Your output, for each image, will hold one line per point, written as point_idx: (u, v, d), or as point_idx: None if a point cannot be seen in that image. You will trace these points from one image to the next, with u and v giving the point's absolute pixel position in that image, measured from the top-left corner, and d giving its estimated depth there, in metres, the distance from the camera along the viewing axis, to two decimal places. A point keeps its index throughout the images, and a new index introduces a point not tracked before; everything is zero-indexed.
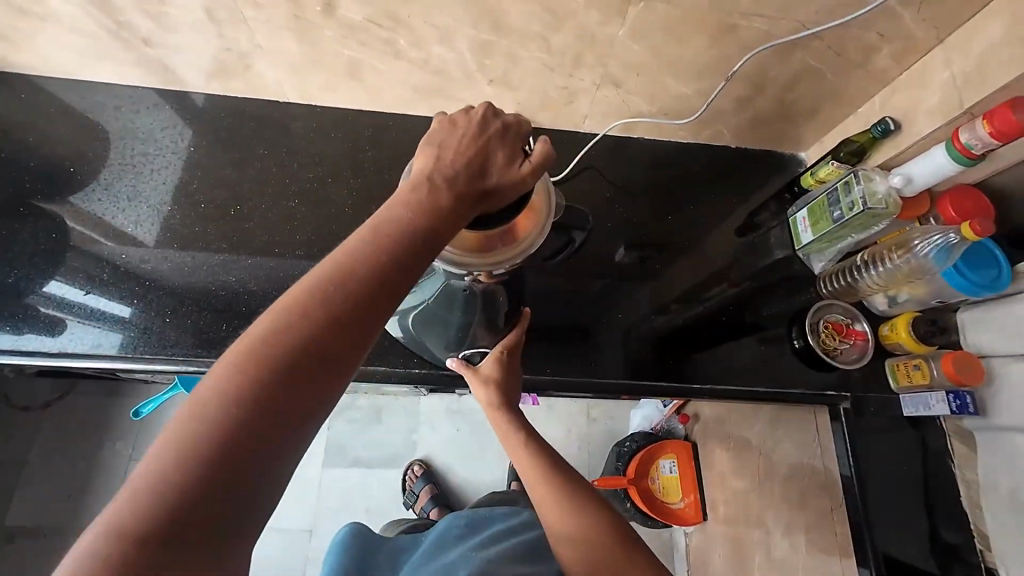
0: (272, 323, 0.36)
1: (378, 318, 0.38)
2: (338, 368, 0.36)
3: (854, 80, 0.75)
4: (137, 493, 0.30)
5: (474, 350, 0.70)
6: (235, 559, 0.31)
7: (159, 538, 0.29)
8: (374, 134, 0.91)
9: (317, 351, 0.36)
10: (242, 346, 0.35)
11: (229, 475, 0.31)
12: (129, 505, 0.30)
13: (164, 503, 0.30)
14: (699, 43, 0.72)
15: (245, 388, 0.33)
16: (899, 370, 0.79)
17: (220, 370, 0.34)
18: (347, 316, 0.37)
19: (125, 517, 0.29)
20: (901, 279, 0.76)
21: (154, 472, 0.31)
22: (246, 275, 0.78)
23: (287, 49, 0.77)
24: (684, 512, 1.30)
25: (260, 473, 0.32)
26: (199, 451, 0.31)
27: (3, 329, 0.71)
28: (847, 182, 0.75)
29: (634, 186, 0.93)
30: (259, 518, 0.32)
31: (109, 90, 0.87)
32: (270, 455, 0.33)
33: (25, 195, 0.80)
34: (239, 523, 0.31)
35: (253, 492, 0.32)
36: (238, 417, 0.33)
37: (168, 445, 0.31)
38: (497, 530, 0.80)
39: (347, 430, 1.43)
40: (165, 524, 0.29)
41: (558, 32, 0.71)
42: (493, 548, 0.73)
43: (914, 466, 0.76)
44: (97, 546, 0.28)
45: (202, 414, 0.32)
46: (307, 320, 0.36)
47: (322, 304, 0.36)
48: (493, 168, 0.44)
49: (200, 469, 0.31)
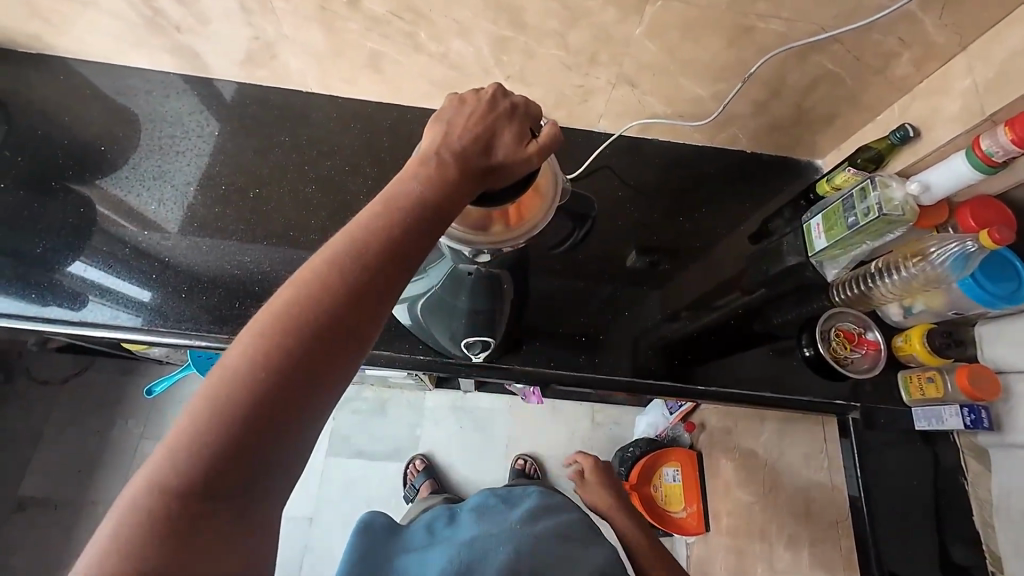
0: (294, 292, 0.36)
1: (393, 290, 0.39)
2: (356, 338, 0.37)
3: (872, 86, 0.75)
4: (172, 452, 0.31)
5: (474, 338, 0.70)
6: (265, 516, 0.33)
7: (198, 494, 0.31)
8: (392, 126, 0.92)
9: (337, 320, 0.36)
10: (266, 314, 0.36)
11: (258, 436, 0.32)
12: (165, 463, 0.31)
13: (199, 462, 0.31)
14: (715, 44, 0.72)
15: (270, 355, 0.34)
16: (912, 382, 0.77)
17: (245, 338, 0.35)
18: (365, 289, 0.37)
19: (163, 474, 0.31)
20: (918, 288, 0.75)
21: (187, 434, 0.32)
22: (260, 257, 0.80)
23: (312, 40, 0.79)
24: (686, 522, 1.28)
25: (286, 438, 0.33)
26: (228, 415, 0.32)
27: (28, 297, 0.74)
28: (864, 188, 0.74)
29: (648, 187, 0.93)
30: (287, 481, 0.34)
31: (143, 75, 0.91)
32: (295, 420, 0.34)
33: (58, 171, 0.84)
34: (268, 485, 0.33)
35: (280, 456, 0.33)
36: (262, 383, 0.33)
37: (198, 408, 0.32)
38: (536, 506, 0.82)
39: (353, 421, 1.44)
40: (201, 481, 0.31)
41: (575, 30, 0.72)
42: (539, 524, 0.77)
43: (924, 482, 0.74)
44: (140, 499, 0.30)
45: (229, 379, 0.33)
46: (326, 290, 0.36)
47: (341, 276, 0.37)
48: (499, 145, 0.45)
49: (230, 432, 0.32)
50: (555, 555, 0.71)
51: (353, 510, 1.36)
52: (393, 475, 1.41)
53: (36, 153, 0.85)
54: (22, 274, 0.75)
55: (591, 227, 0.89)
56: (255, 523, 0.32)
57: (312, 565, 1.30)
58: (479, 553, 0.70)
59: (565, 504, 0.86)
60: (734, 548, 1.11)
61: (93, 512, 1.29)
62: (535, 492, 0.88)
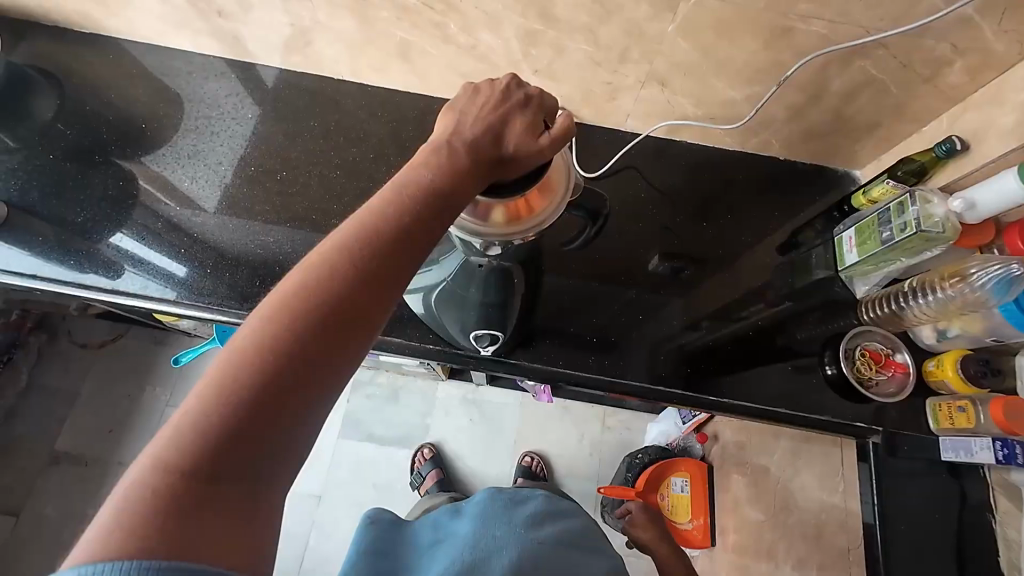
0: (304, 276, 0.37)
1: (403, 278, 0.39)
2: (364, 324, 0.37)
3: (919, 95, 0.71)
4: (180, 432, 0.31)
5: (483, 331, 0.70)
6: (271, 498, 0.33)
7: (205, 475, 0.31)
8: (419, 116, 0.93)
9: (346, 306, 0.36)
10: (276, 298, 0.36)
11: (267, 418, 0.33)
12: (173, 442, 0.31)
13: (206, 442, 0.31)
14: (751, 44, 0.70)
15: (279, 337, 0.34)
16: (941, 410, 0.73)
17: (254, 320, 0.35)
18: (374, 275, 0.38)
19: (171, 453, 0.31)
20: (953, 310, 0.71)
21: (195, 415, 0.32)
22: (283, 238, 0.82)
23: (345, 27, 0.81)
24: (692, 535, 1.24)
25: (294, 420, 0.34)
26: (236, 395, 0.32)
27: (68, 262, 0.78)
28: (902, 202, 0.70)
29: (673, 189, 0.91)
30: (294, 464, 0.34)
31: (185, 56, 0.94)
32: (304, 404, 0.34)
33: (103, 144, 0.88)
34: (276, 467, 0.33)
35: (288, 439, 0.33)
36: (271, 365, 0.33)
37: (207, 389, 0.33)
38: (543, 510, 0.80)
39: (365, 405, 1.47)
40: (208, 462, 0.31)
41: (606, 25, 0.71)
42: (543, 530, 0.75)
43: (947, 516, 0.71)
44: (146, 478, 0.30)
45: (236, 360, 0.33)
46: (336, 274, 0.37)
47: (351, 261, 0.37)
48: (510, 136, 0.45)
49: (237, 413, 0.32)
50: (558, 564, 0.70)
51: (361, 492, 1.39)
52: (400, 461, 1.43)
53: (85, 127, 0.89)
54: (65, 240, 0.80)
55: (603, 225, 0.87)
56: (261, 504, 0.32)
57: (317, 542, 1.33)
58: (482, 555, 0.69)
59: (569, 510, 0.84)
60: (738, 565, 1.07)
61: (119, 472, 1.36)
62: (543, 495, 0.84)
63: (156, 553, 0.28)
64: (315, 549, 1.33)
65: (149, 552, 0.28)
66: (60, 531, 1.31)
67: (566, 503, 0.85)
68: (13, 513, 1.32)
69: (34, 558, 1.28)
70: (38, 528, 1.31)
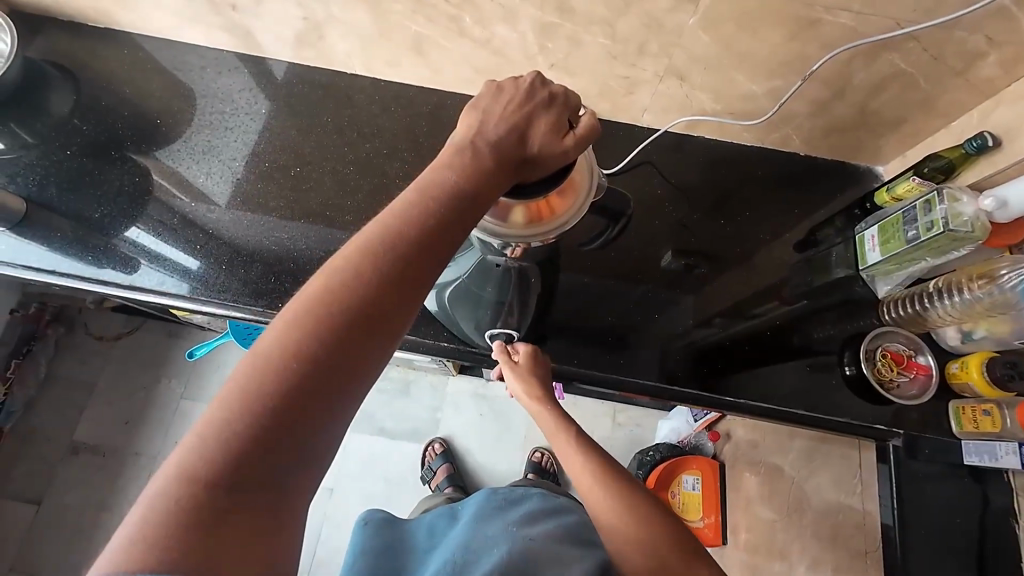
0: (327, 282, 0.36)
1: (427, 283, 0.39)
2: (387, 330, 0.36)
3: (949, 88, 0.69)
4: (202, 441, 0.31)
5: (499, 331, 0.73)
6: (292, 508, 0.33)
7: (227, 484, 0.31)
8: (432, 112, 0.92)
9: (370, 313, 0.36)
10: (299, 304, 0.35)
11: (290, 427, 0.32)
12: (195, 451, 0.31)
13: (229, 451, 0.31)
14: (775, 37, 0.68)
15: (302, 344, 0.34)
16: (964, 414, 0.71)
17: (277, 326, 0.35)
18: (398, 279, 0.37)
19: (193, 463, 0.31)
20: (981, 312, 0.69)
21: (217, 423, 0.32)
22: (296, 234, 0.82)
23: (359, 21, 0.80)
24: (702, 533, 1.22)
25: (317, 428, 0.33)
26: (259, 404, 0.32)
27: (85, 258, 0.79)
28: (929, 200, 0.68)
29: (690, 185, 0.89)
30: (315, 474, 0.34)
31: (198, 51, 0.94)
32: (327, 412, 0.34)
33: (119, 140, 0.88)
34: (297, 475, 0.33)
35: (310, 448, 0.33)
36: (294, 374, 0.33)
37: (229, 396, 0.32)
38: (537, 509, 0.76)
39: (376, 400, 1.48)
40: (231, 470, 0.31)
41: (624, 18, 0.70)
42: (536, 527, 0.71)
43: (969, 521, 0.70)
44: (169, 488, 0.30)
45: (259, 368, 0.33)
46: (359, 279, 0.36)
47: (375, 266, 0.37)
48: (534, 135, 0.45)
49: (259, 423, 0.32)
50: (547, 559, 0.63)
51: (372, 485, 1.40)
52: (411, 455, 1.44)
53: (100, 122, 0.89)
54: (82, 236, 0.81)
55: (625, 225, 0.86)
56: (283, 515, 0.32)
57: (329, 534, 1.35)
58: (474, 555, 0.68)
59: (568, 507, 0.78)
60: (749, 564, 1.07)
61: (136, 462, 1.39)
62: (539, 495, 0.81)
63: (178, 563, 0.28)
64: (327, 541, 1.34)
65: (173, 562, 0.28)
66: (79, 519, 1.34)
67: (565, 500, 0.84)
68: (34, 502, 1.35)
69: (55, 545, 1.31)
70: (58, 516, 1.34)
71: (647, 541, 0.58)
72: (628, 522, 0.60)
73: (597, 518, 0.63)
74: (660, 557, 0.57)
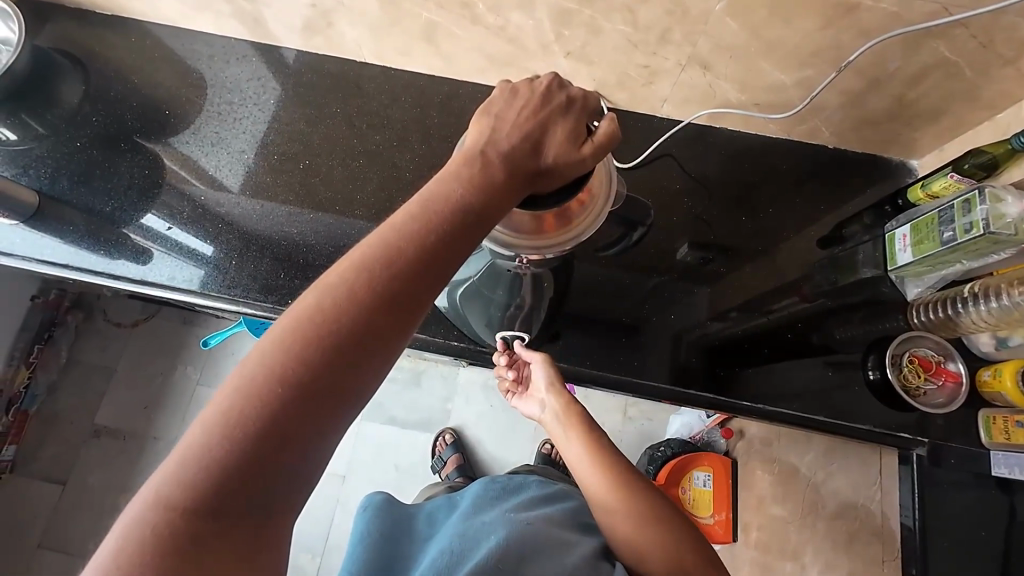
0: (319, 299, 0.35)
1: (426, 300, 0.37)
2: (379, 350, 0.35)
3: (998, 79, 0.64)
4: (183, 467, 0.31)
5: (513, 334, 0.72)
6: (278, 531, 0.32)
7: (206, 511, 0.30)
8: (444, 101, 0.90)
9: (363, 333, 0.35)
10: (288, 323, 0.34)
11: (274, 453, 0.32)
12: (176, 474, 0.31)
13: (212, 475, 0.31)
14: (810, 23, 0.63)
15: (289, 366, 0.33)
16: (995, 424, 0.68)
17: (265, 344, 0.34)
18: (394, 297, 0.36)
19: (171, 487, 0.30)
20: (1018, 319, 0.65)
21: (199, 447, 0.31)
22: (307, 228, 0.81)
23: (370, 9, 0.77)
24: (712, 530, 1.19)
25: (303, 452, 0.32)
26: (243, 428, 0.31)
27: (97, 251, 0.79)
28: (969, 199, 0.64)
29: (712, 180, 0.85)
30: (301, 496, 0.33)
31: (207, 39, 0.92)
32: (315, 435, 0.33)
33: (129, 131, 0.88)
34: (282, 501, 0.32)
35: (294, 474, 0.32)
36: (281, 395, 0.32)
37: (212, 421, 0.32)
38: (536, 497, 0.75)
39: (387, 389, 1.49)
40: (211, 496, 0.30)
41: (646, 5, 0.66)
42: (533, 512, 0.69)
43: (995, 534, 0.67)
44: (148, 513, 0.30)
45: (244, 391, 0.32)
46: (353, 298, 0.35)
47: (370, 282, 0.35)
48: (551, 143, 0.43)
49: (242, 447, 0.31)
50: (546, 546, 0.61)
51: (384, 474, 1.42)
52: (422, 444, 1.45)
53: (110, 114, 0.88)
54: (94, 229, 0.81)
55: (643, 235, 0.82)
56: (267, 538, 0.32)
57: (340, 520, 1.37)
58: (470, 542, 0.64)
59: (567, 493, 0.78)
60: (760, 563, 1.06)
61: (155, 446, 1.43)
62: (536, 483, 0.81)
63: None
64: (340, 526, 1.37)
65: None
66: (102, 499, 1.39)
67: (560, 486, 0.83)
68: (60, 482, 1.39)
69: (82, 523, 1.37)
70: (83, 496, 1.39)
71: (666, 544, 0.61)
72: (651, 526, 0.62)
73: (613, 510, 0.65)
74: (678, 560, 0.60)
